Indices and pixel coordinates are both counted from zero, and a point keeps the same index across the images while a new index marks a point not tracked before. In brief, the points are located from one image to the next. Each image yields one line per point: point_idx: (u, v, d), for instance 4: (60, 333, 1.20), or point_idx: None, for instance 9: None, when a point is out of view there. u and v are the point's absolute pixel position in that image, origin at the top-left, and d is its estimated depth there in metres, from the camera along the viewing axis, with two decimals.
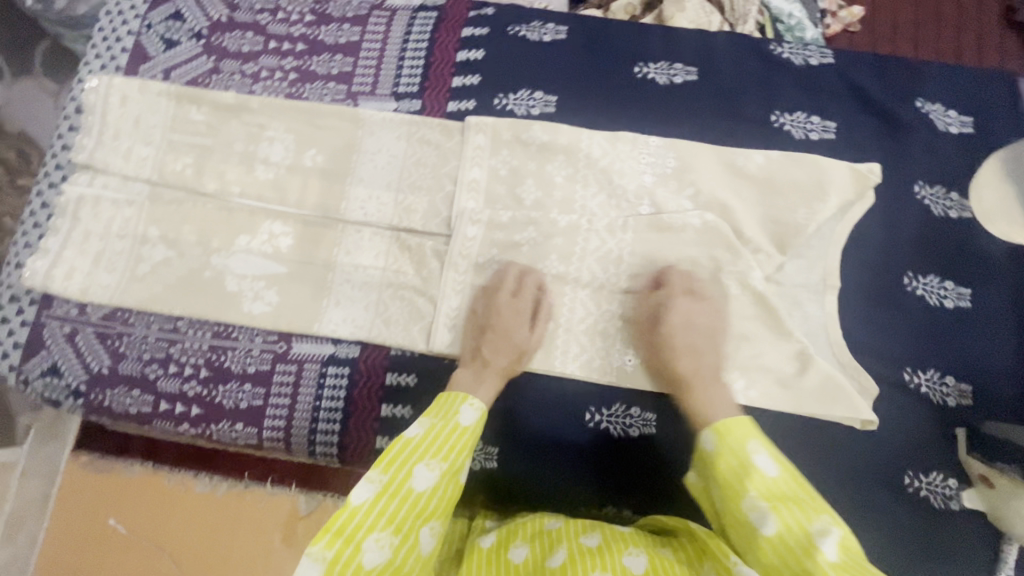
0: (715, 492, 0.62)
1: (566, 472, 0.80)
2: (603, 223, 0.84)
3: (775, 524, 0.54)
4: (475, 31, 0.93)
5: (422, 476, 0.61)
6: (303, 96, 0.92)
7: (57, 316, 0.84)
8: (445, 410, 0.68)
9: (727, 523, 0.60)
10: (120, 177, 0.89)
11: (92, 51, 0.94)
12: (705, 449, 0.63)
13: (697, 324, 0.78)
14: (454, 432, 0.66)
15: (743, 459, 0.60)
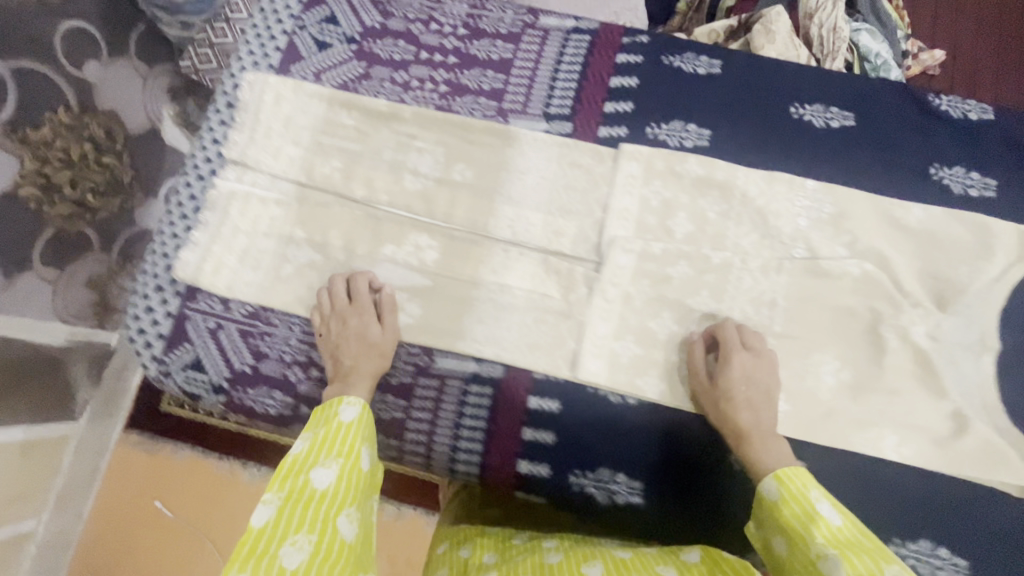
0: (779, 537, 0.62)
1: (707, 512, 0.79)
2: (757, 263, 0.83)
3: (844, 567, 0.53)
4: (629, 58, 0.93)
5: (320, 475, 0.61)
6: (454, 109, 0.92)
7: (202, 311, 0.84)
8: (326, 416, 0.69)
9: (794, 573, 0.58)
10: (269, 175, 0.89)
11: (244, 46, 0.94)
12: (769, 497, 0.64)
13: (763, 375, 0.76)
14: (340, 429, 0.67)
15: (808, 509, 0.60)
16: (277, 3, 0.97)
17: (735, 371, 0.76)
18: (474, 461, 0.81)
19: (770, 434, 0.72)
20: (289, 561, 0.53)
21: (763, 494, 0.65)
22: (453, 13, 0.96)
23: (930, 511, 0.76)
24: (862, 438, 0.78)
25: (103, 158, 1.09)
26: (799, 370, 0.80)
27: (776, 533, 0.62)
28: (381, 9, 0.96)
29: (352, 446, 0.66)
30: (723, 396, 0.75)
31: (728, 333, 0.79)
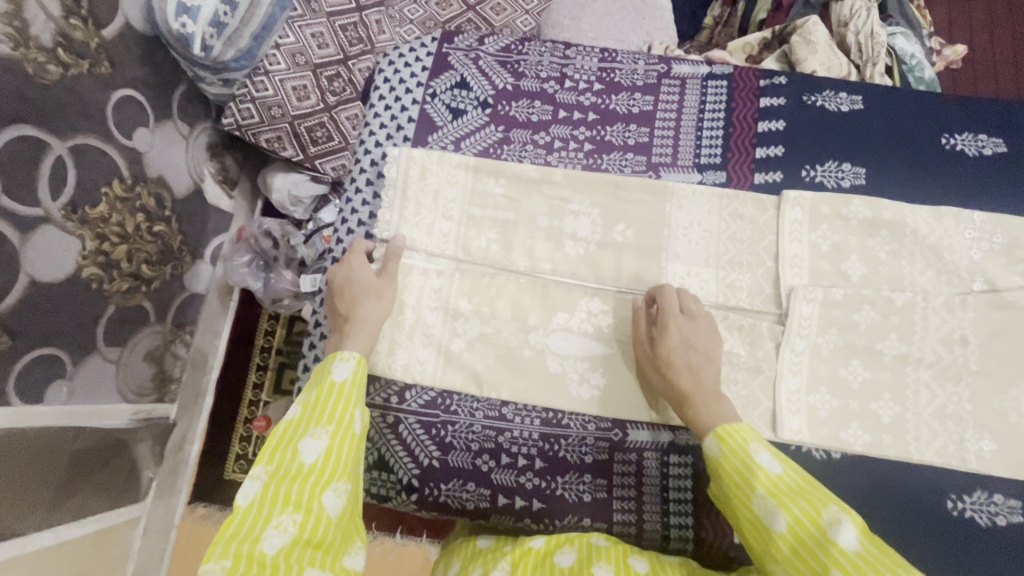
0: (723, 488, 0.67)
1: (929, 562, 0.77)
2: (940, 300, 0.82)
3: (787, 521, 0.59)
4: (772, 101, 0.92)
5: (310, 447, 0.63)
6: (602, 167, 0.90)
7: (378, 406, 0.80)
8: (321, 377, 0.70)
9: (738, 517, 0.65)
10: (425, 253, 0.85)
11: (376, 119, 0.93)
12: (711, 453, 0.68)
13: (700, 338, 0.76)
14: (332, 390, 0.68)
15: (746, 460, 0.64)
16: (402, 72, 0.94)
17: (699, 337, 0.76)
18: (688, 537, 0.77)
19: (699, 395, 0.72)
20: (271, 542, 0.56)
21: (707, 452, 0.68)
22: (585, 68, 0.94)
23: None
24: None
25: (154, 228, 1.22)
26: (1001, 406, 0.79)
27: (722, 487, 0.67)
28: (511, 70, 0.94)
29: (344, 411, 0.67)
30: (663, 357, 0.75)
31: (665, 300, 0.77)
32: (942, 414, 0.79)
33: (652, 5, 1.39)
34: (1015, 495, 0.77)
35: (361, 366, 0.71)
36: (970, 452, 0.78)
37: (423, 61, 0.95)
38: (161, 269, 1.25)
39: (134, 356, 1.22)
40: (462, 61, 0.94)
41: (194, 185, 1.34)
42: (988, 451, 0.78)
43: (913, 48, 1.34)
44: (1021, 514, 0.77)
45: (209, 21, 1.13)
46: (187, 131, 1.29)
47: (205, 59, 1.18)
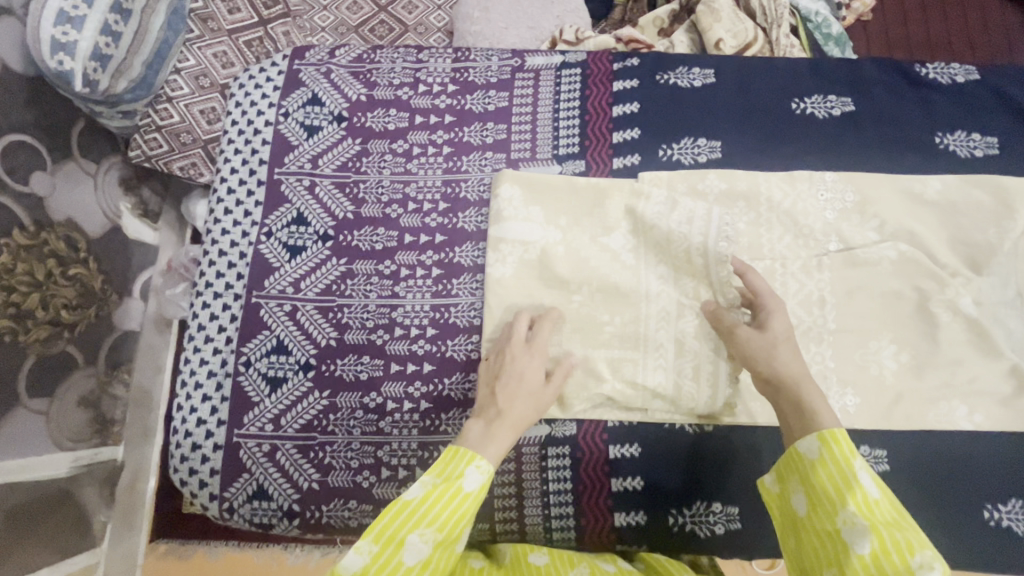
0: (802, 492, 0.62)
1: None
2: (797, 263, 0.84)
3: (873, 546, 0.54)
4: (625, 84, 0.92)
5: (414, 548, 0.58)
6: (462, 169, 0.89)
7: (253, 435, 0.80)
8: (449, 470, 0.63)
9: (807, 530, 0.61)
10: (290, 280, 0.85)
11: (230, 146, 0.91)
12: (805, 454, 0.62)
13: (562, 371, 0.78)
14: (457, 498, 0.61)
15: (847, 475, 0.59)
16: (253, 95, 0.93)
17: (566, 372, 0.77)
18: (570, 525, 0.80)
19: (806, 382, 0.67)
20: None
21: (801, 450, 0.63)
22: (437, 70, 0.94)
23: (1016, 471, 0.78)
24: (938, 416, 0.79)
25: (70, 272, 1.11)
26: (866, 359, 0.81)
27: (803, 489, 0.62)
28: (364, 80, 0.93)
29: (455, 523, 0.61)
30: (552, 392, 0.74)
31: (546, 333, 0.77)
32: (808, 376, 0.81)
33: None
34: (881, 445, 0.80)
35: (490, 478, 0.64)
36: (835, 408, 0.80)
37: (274, 81, 0.93)
38: (83, 311, 1.15)
39: (67, 406, 1.12)
40: (313, 76, 0.93)
41: (111, 223, 1.23)
42: (853, 406, 0.80)
43: (819, 6, 1.37)
44: (887, 464, 0.79)
45: (89, 55, 1.01)
46: (93, 168, 1.18)
47: (95, 95, 1.06)
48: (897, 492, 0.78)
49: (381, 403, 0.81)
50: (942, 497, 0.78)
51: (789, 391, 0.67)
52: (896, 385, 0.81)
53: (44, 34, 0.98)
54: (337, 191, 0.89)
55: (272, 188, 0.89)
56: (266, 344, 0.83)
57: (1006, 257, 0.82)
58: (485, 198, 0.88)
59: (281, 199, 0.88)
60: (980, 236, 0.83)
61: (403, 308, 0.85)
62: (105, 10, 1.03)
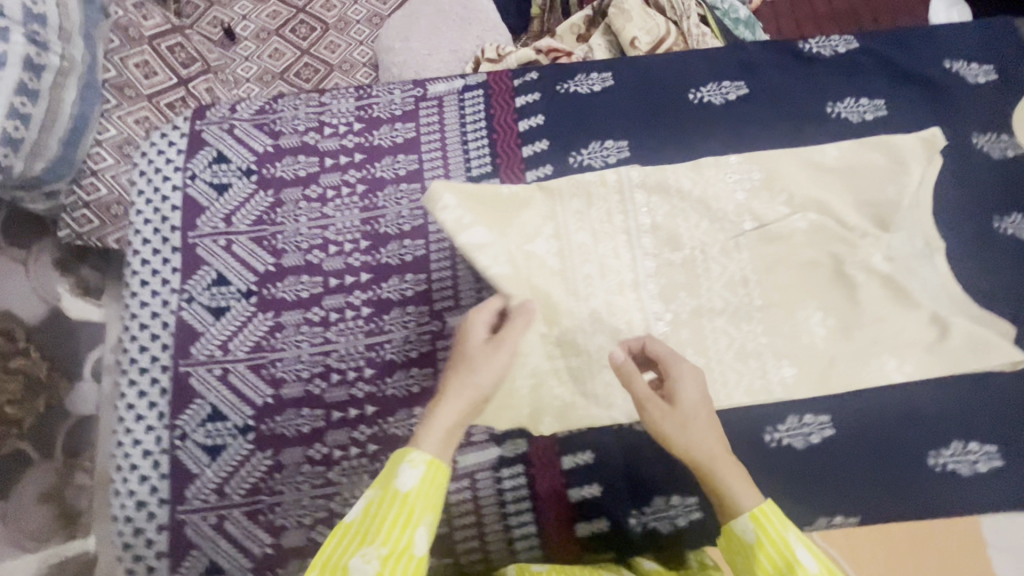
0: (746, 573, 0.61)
1: (785, 487, 0.79)
2: (714, 245, 0.86)
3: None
4: (527, 99, 0.94)
5: (358, 570, 0.57)
6: (379, 205, 0.89)
7: (197, 509, 0.77)
8: (387, 475, 0.62)
9: (755, 557, 0.60)
10: (218, 344, 0.83)
11: (138, 216, 0.89)
12: (745, 539, 0.61)
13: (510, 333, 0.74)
14: (395, 500, 0.60)
15: (787, 556, 0.58)
16: (156, 161, 0.91)
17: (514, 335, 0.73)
18: (535, 543, 0.79)
19: (721, 461, 0.65)
20: None
21: (735, 531, 0.61)
22: (341, 110, 0.94)
23: (952, 414, 0.80)
24: (872, 373, 0.81)
25: None
26: (794, 328, 0.83)
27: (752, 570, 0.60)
28: (268, 131, 0.92)
29: (404, 530, 0.59)
30: (504, 354, 0.72)
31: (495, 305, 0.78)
32: (745, 354, 0.82)
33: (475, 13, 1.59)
34: (824, 412, 0.81)
35: (432, 472, 0.62)
36: (775, 381, 0.81)
37: (177, 144, 0.92)
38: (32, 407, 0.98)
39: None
40: (216, 134, 0.92)
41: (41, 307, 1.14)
42: (792, 376, 0.82)
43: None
44: (831, 428, 0.80)
45: None
46: (24, 255, 1.05)
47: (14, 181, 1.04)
48: (845, 456, 0.80)
49: (327, 453, 0.80)
50: (888, 453, 0.80)
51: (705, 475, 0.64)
52: (827, 349, 0.83)
53: None
54: (254, 246, 0.88)
55: (188, 253, 0.87)
56: (200, 413, 0.81)
57: (906, 211, 0.86)
58: (405, 230, 0.88)
59: (197, 262, 0.86)
60: (879, 195, 0.87)
61: (337, 353, 0.84)
62: None
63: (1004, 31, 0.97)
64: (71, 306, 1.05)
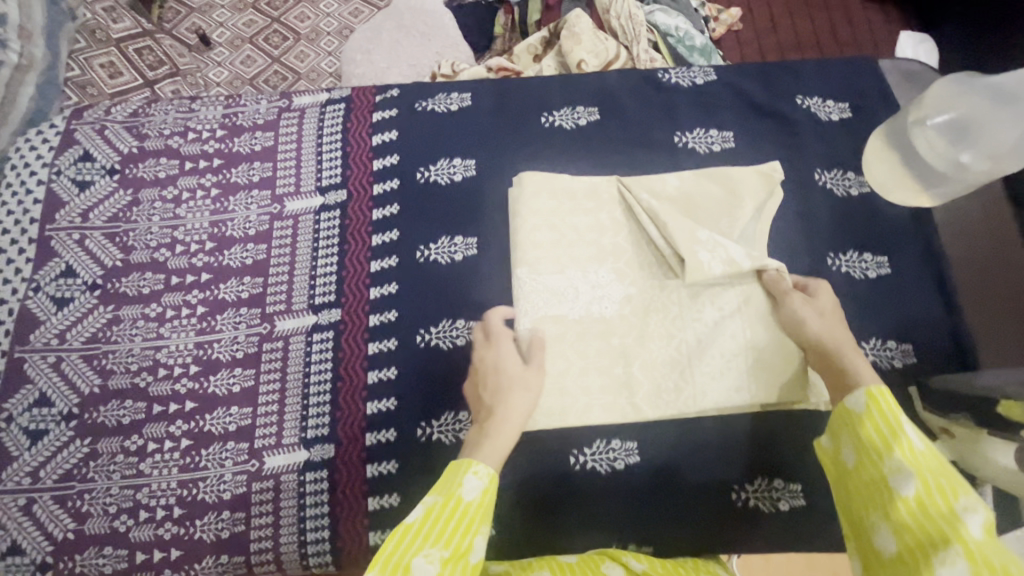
0: (850, 443, 0.62)
1: (588, 513, 0.79)
2: (588, 254, 0.86)
3: (918, 488, 0.54)
4: (384, 114, 0.97)
5: (421, 570, 0.55)
6: (229, 209, 0.93)
7: (9, 490, 0.80)
8: (449, 482, 0.63)
9: (858, 425, 0.61)
10: (57, 333, 0.87)
11: (1, 207, 0.93)
12: (853, 408, 0.62)
13: (509, 358, 0.77)
14: (459, 508, 0.61)
15: (891, 422, 0.59)
16: (27, 156, 0.96)
17: (512, 361, 0.76)
18: (327, 550, 0.79)
19: (848, 348, 0.72)
20: None
21: (848, 405, 0.63)
22: (208, 118, 0.98)
23: (759, 450, 0.80)
24: (718, 398, 0.79)
25: None
26: (647, 345, 0.82)
27: (849, 437, 0.62)
28: (136, 133, 0.97)
29: (462, 538, 0.59)
30: (529, 374, 0.76)
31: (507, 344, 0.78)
32: (598, 367, 0.82)
33: (436, 28, 1.65)
34: (632, 437, 0.81)
35: (491, 485, 0.64)
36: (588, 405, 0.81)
37: (50, 141, 0.97)
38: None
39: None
40: (88, 134, 0.97)
41: None
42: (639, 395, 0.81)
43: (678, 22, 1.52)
44: (637, 455, 0.80)
45: None
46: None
47: None
48: (648, 483, 0.80)
49: (142, 445, 0.82)
50: (691, 483, 0.79)
51: (829, 358, 0.72)
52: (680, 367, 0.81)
53: None
54: (105, 241, 0.92)
55: (43, 244, 0.91)
56: (27, 398, 0.84)
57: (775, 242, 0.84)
58: (249, 234, 0.91)
59: (50, 253, 0.91)
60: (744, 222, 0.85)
61: (167, 349, 0.87)
62: None
63: (865, 69, 0.98)
64: None
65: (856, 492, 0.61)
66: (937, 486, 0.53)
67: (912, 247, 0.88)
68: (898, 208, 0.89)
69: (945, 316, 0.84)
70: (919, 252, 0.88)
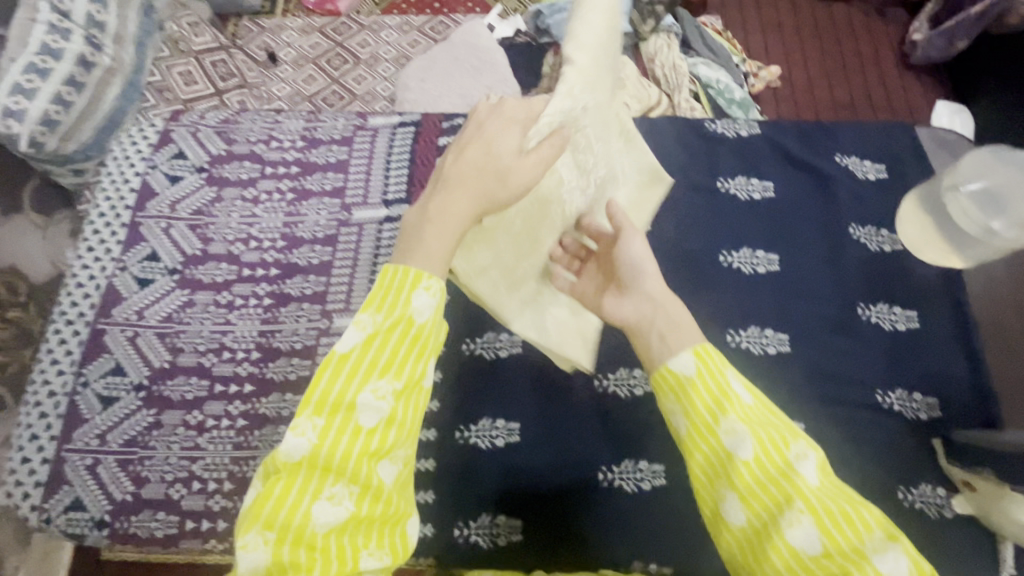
0: (680, 417, 0.59)
1: (614, 531, 0.82)
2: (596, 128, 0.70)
3: (754, 448, 0.54)
4: (450, 139, 1.06)
5: (370, 408, 0.55)
6: (302, 213, 1.01)
7: (78, 450, 0.87)
8: (394, 301, 0.58)
9: (688, 390, 0.58)
10: (137, 311, 0.95)
11: (101, 192, 1.04)
12: (682, 372, 0.59)
13: (513, 130, 0.65)
14: (407, 330, 0.58)
15: (720, 384, 0.57)
16: (128, 150, 1.07)
17: (512, 131, 0.64)
18: None
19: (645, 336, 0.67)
20: (321, 511, 0.52)
21: (675, 369, 0.59)
22: (291, 129, 1.08)
23: None
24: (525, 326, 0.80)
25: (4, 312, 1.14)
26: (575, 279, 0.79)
27: (681, 408, 0.59)
28: (226, 138, 1.07)
29: (410, 367, 0.58)
30: (529, 166, 0.63)
31: (514, 111, 0.66)
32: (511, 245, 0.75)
33: (491, 64, 1.75)
34: (658, 460, 0.85)
35: (443, 302, 0.60)
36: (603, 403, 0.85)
37: (150, 138, 1.08)
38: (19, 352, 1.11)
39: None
40: (183, 135, 1.08)
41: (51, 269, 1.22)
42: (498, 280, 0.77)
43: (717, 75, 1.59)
44: (662, 478, 0.84)
45: (38, 121, 1.13)
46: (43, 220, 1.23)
47: (41, 155, 1.18)
48: (672, 505, 0.83)
49: (201, 420, 0.89)
50: None
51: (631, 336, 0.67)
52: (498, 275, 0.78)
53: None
54: (188, 232, 1.01)
55: (133, 229, 1.01)
56: (104, 367, 0.92)
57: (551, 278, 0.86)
58: (318, 236, 1.00)
59: (139, 238, 1.00)
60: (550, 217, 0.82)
61: (233, 334, 0.94)
62: (59, 84, 1.17)
63: (902, 135, 1.04)
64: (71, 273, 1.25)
65: (689, 460, 0.59)
66: (772, 438, 0.55)
67: (941, 305, 0.92)
68: (929, 267, 0.94)
69: (971, 374, 0.88)
70: (947, 311, 0.91)
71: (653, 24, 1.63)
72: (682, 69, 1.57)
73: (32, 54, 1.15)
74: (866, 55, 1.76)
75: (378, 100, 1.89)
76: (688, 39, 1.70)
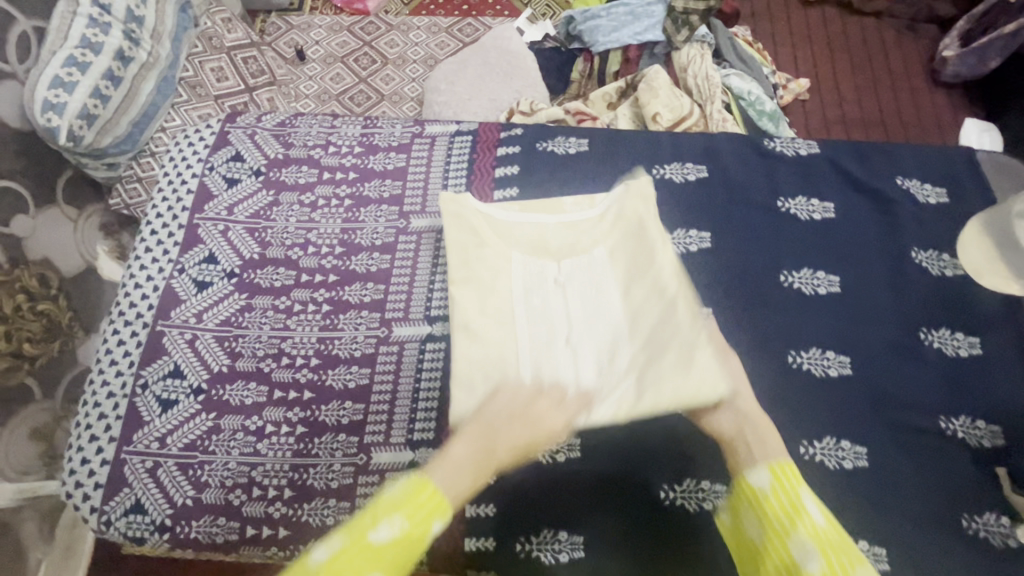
0: (754, 518, 0.67)
1: (678, 550, 0.81)
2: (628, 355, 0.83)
3: (824, 567, 0.60)
4: (508, 150, 1.06)
5: (375, 540, 0.56)
6: (360, 220, 1.01)
7: (139, 452, 0.87)
8: (427, 503, 0.60)
9: (763, 502, 0.66)
10: (195, 314, 0.95)
11: (160, 194, 1.04)
12: (757, 484, 0.67)
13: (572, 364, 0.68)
14: (425, 532, 0.59)
15: (794, 501, 0.65)
16: (185, 151, 1.07)
17: None
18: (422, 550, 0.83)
19: None
20: None
21: (752, 482, 0.68)
22: (348, 135, 1.08)
23: (849, 509, 0.82)
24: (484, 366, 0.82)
25: (39, 307, 1.08)
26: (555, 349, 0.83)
27: (754, 514, 0.67)
28: (283, 142, 1.07)
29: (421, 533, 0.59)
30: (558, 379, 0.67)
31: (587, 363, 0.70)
32: (524, 317, 0.87)
33: (527, 68, 1.74)
34: (720, 480, 0.84)
35: None
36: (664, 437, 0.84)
37: (206, 139, 1.08)
38: (46, 345, 1.09)
39: (16, 438, 1.03)
40: (240, 137, 1.08)
41: (88, 264, 1.21)
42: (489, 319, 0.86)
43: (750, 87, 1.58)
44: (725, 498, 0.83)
45: (76, 114, 1.11)
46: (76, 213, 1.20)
47: (78, 148, 1.14)
48: None
49: (261, 426, 0.89)
50: None
51: None
52: (474, 248, 0.91)
53: (37, 96, 1.07)
54: (246, 235, 1.01)
55: (190, 231, 1.01)
56: (163, 369, 0.92)
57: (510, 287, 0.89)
58: (376, 244, 1.00)
59: (196, 240, 1.00)
60: (541, 214, 0.96)
61: (292, 340, 0.94)
62: (99, 78, 1.17)
63: (962, 159, 1.04)
64: (105, 265, 1.25)
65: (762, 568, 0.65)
66: (834, 548, 0.61)
67: (1005, 331, 0.91)
68: (992, 293, 0.93)
69: None
70: (1012, 338, 0.91)
71: (686, 34, 1.63)
72: (714, 81, 1.55)
73: (72, 47, 1.14)
74: (897, 70, 1.72)
75: (406, 101, 1.89)
76: (721, 50, 1.69)
